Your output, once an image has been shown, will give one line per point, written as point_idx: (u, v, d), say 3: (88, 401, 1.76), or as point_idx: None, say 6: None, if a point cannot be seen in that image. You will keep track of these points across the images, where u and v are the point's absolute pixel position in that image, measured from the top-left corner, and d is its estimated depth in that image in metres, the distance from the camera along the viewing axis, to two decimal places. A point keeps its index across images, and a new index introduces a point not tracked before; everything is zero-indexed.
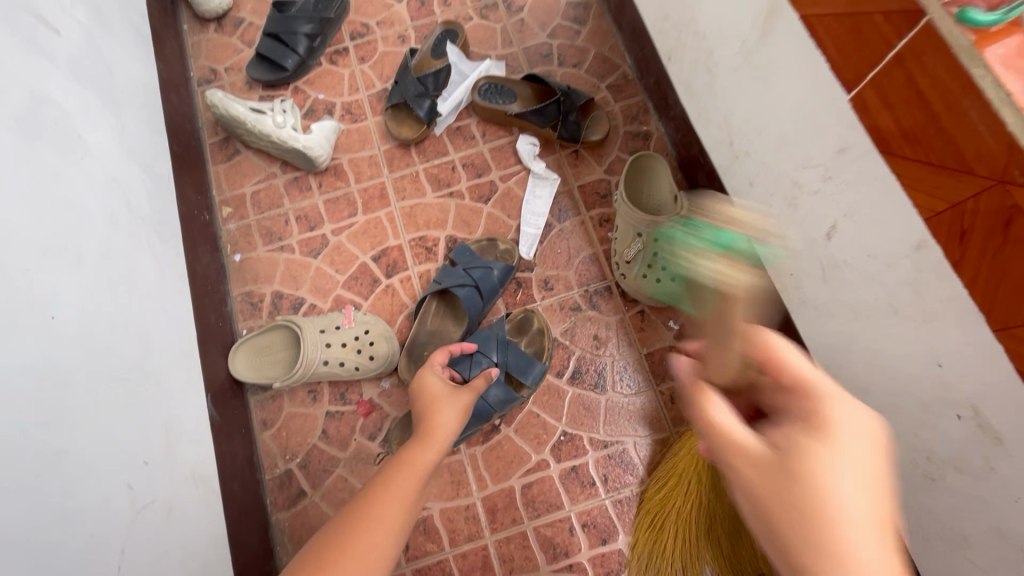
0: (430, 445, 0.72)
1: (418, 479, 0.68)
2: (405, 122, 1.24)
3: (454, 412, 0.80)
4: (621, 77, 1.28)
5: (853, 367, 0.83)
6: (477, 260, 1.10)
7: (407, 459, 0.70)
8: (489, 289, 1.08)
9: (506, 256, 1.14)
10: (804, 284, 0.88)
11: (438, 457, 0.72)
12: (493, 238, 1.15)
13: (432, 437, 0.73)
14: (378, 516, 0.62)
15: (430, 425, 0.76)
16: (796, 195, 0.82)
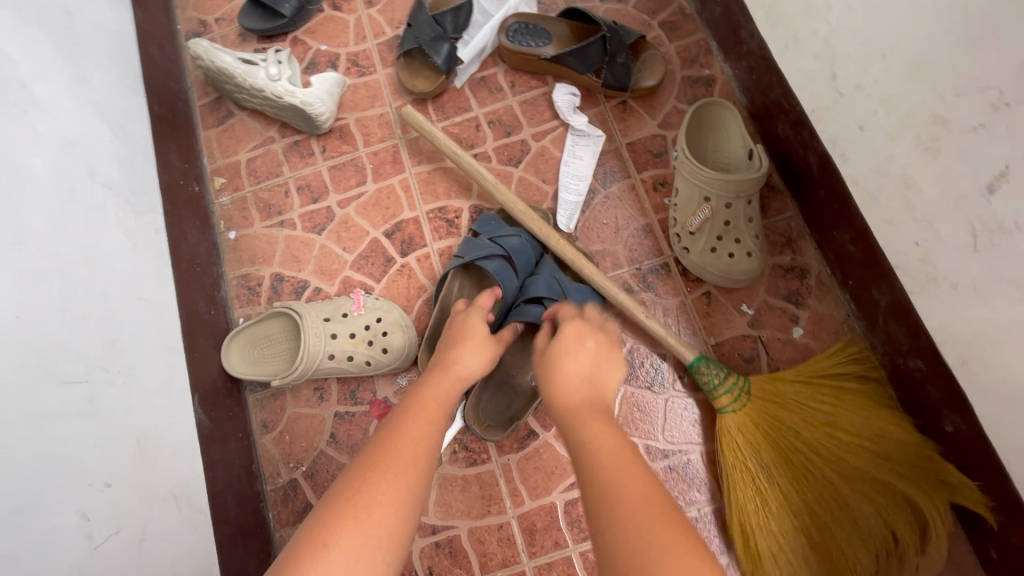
0: (453, 374, 0.67)
1: (439, 417, 0.61)
2: (419, 73, 1.05)
3: (479, 349, 0.72)
4: (678, 12, 1.06)
5: (1012, 365, 0.62)
6: (504, 229, 0.91)
7: (428, 394, 0.63)
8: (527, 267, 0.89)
9: (537, 225, 0.97)
10: (939, 256, 0.67)
11: (458, 385, 0.67)
12: (523, 205, 0.97)
13: (450, 370, 0.68)
14: (404, 454, 0.54)
15: (453, 361, 0.69)
16: (939, 137, 0.61)
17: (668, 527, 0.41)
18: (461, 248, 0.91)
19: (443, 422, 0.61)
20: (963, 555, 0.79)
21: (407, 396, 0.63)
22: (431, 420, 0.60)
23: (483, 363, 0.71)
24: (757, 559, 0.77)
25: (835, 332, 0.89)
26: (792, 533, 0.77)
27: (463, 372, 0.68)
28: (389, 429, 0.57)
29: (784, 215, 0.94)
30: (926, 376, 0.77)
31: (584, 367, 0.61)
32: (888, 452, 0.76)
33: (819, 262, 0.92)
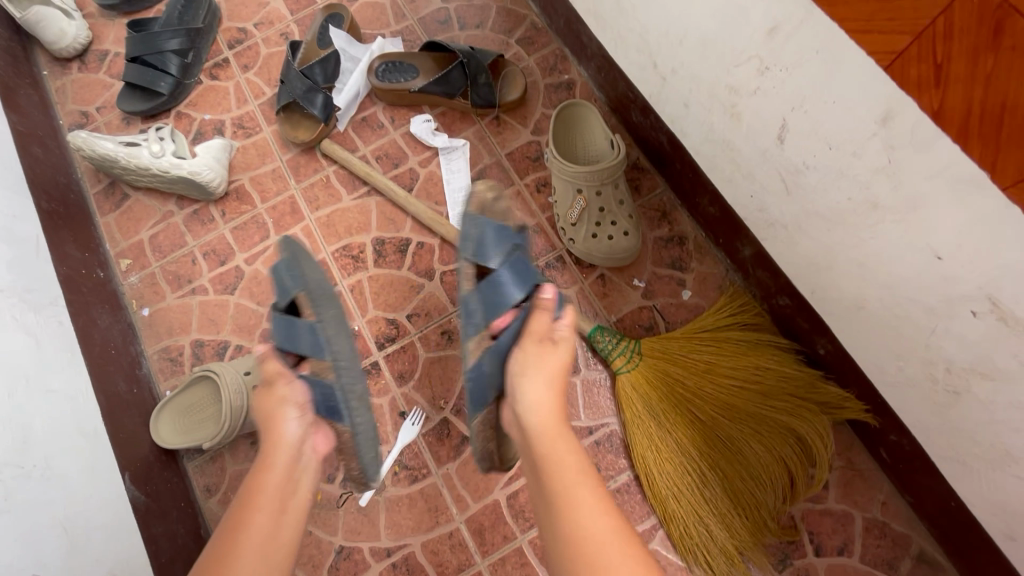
0: (280, 453, 0.69)
1: (273, 511, 0.65)
2: (300, 124, 1.11)
3: (291, 406, 0.72)
4: (531, 28, 1.16)
5: (840, 285, 0.71)
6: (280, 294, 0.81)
7: (253, 488, 0.66)
8: (290, 339, 0.77)
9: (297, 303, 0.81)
10: (768, 202, 0.76)
11: (287, 458, 0.69)
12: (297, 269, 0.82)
13: (272, 448, 0.69)
14: (232, 558, 0.60)
15: (274, 439, 0.70)
16: (735, 101, 0.70)
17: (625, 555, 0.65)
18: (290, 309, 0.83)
19: (283, 517, 0.65)
20: (862, 461, 0.88)
21: (237, 500, 0.65)
22: (262, 510, 0.64)
23: (300, 413, 0.72)
24: (663, 501, 0.85)
25: (719, 287, 0.98)
26: (688, 472, 0.85)
27: (285, 446, 0.70)
28: (223, 542, 0.62)
29: (655, 191, 1.03)
30: (793, 309, 0.86)
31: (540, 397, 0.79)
32: (765, 386, 0.86)
33: (694, 227, 1.01)
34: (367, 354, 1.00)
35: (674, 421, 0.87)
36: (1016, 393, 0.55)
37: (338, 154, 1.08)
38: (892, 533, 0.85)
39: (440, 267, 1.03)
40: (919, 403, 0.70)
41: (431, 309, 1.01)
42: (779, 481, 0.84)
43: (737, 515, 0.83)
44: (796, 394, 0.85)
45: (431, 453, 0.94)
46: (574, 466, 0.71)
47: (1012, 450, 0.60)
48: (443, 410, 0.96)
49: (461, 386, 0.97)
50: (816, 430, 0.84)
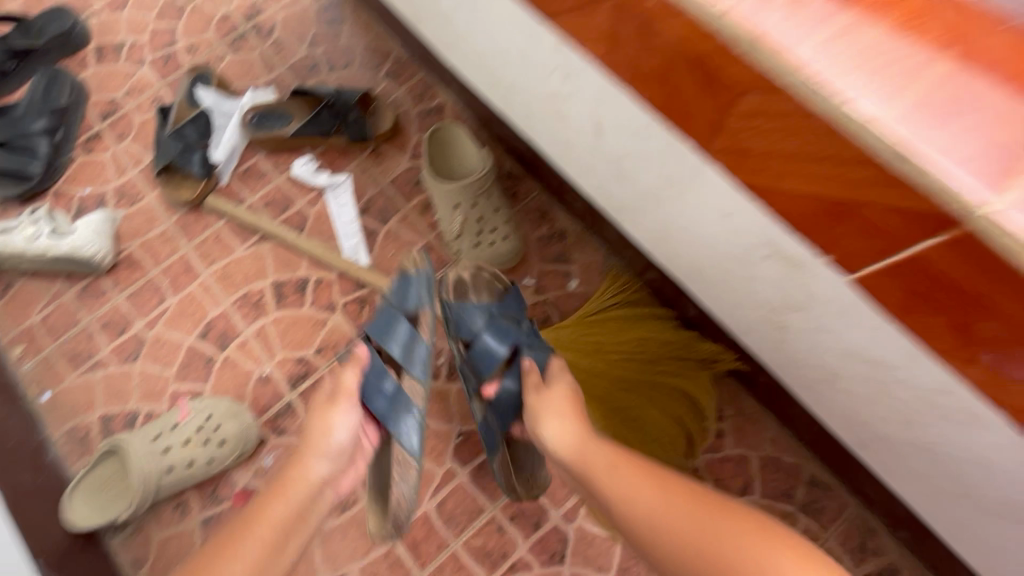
0: (299, 482, 0.83)
1: (291, 518, 0.81)
2: (182, 184, 1.12)
3: (345, 424, 0.87)
4: (397, 61, 1.23)
5: (682, 251, 0.79)
6: (382, 314, 0.94)
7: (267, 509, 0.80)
8: (388, 328, 0.90)
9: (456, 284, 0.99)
10: (611, 189, 0.84)
11: (310, 487, 0.84)
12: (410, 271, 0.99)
13: (298, 472, 0.84)
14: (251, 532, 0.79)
15: (302, 470, 0.85)
16: (558, 105, 0.78)
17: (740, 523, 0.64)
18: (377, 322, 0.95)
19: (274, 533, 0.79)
20: (750, 406, 0.96)
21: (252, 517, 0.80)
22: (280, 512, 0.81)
23: (350, 433, 0.87)
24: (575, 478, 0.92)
25: (602, 272, 1.06)
26: None
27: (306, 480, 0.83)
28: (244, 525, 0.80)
29: (532, 194, 1.11)
30: (662, 280, 0.96)
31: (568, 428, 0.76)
32: (649, 355, 0.94)
33: (571, 221, 1.09)
34: (280, 395, 1.01)
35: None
36: (816, 320, 0.63)
37: (223, 207, 1.10)
38: (785, 465, 0.93)
39: (341, 298, 1.07)
40: (766, 343, 0.78)
41: (338, 341, 1.04)
42: (676, 438, 0.92)
43: None
44: (677, 357, 0.93)
45: (356, 478, 0.96)
46: (616, 473, 0.71)
47: (833, 368, 0.68)
48: (363, 435, 0.99)
49: (377, 409, 1.00)
50: (699, 387, 0.93)
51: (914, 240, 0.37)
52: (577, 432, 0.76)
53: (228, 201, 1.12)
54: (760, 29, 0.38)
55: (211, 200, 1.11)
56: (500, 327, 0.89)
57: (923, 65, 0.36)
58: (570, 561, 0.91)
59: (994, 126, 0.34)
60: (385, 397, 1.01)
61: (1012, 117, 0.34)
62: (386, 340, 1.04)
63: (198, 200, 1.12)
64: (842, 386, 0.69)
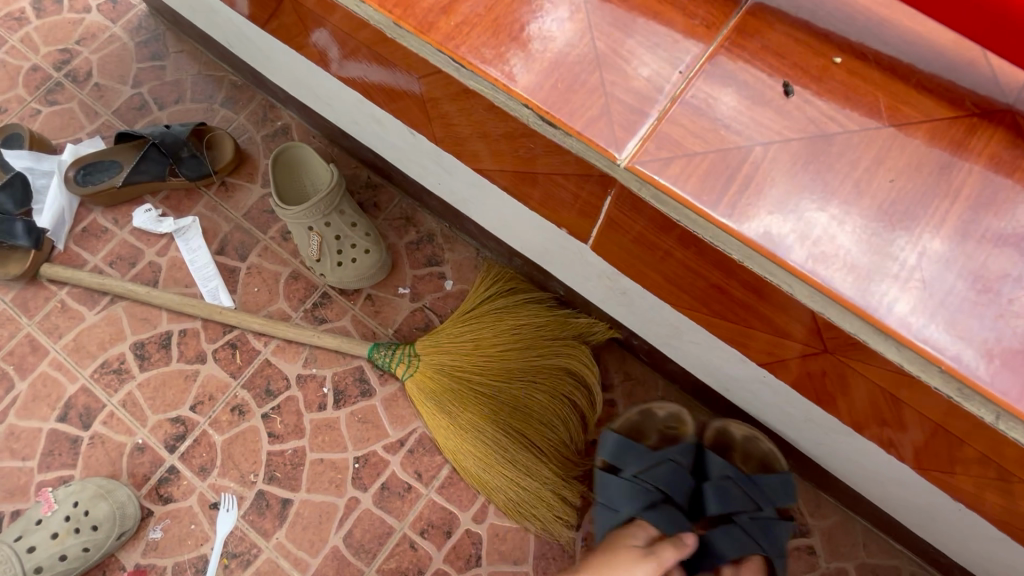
0: None
1: None
2: (9, 258, 1.02)
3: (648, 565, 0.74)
4: (232, 86, 1.16)
5: (525, 235, 0.78)
6: (639, 449, 0.86)
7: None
8: (621, 458, 0.85)
9: (671, 421, 0.91)
10: (448, 186, 0.82)
11: None
12: (646, 406, 0.91)
13: None
14: None
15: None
16: (370, 110, 0.75)
17: None
18: (615, 447, 0.86)
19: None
20: (636, 369, 0.98)
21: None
22: None
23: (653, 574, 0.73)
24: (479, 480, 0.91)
25: (476, 266, 1.04)
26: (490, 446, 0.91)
27: None
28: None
29: (394, 201, 1.08)
30: (528, 264, 0.96)
31: None
32: (529, 340, 0.94)
33: (438, 222, 1.07)
34: (160, 461, 0.95)
35: (463, 404, 0.92)
36: None
37: (61, 274, 1.01)
38: None
39: (210, 346, 1.01)
40: (621, 310, 0.78)
41: (214, 391, 0.98)
42: (570, 416, 0.93)
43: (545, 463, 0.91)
44: (557, 337, 0.94)
45: (256, 529, 0.92)
46: None
47: (673, 324, 0.70)
48: (256, 483, 0.94)
49: (268, 453, 0.95)
50: (582, 362, 0.94)
51: (600, 198, 0.51)
52: None
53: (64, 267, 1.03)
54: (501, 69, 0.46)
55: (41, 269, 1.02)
56: (763, 520, 0.84)
57: (618, 79, 0.45)
58: (486, 560, 0.91)
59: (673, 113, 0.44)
60: (274, 439, 0.96)
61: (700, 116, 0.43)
62: (265, 380, 0.99)
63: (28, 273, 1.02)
64: (687, 339, 0.71)
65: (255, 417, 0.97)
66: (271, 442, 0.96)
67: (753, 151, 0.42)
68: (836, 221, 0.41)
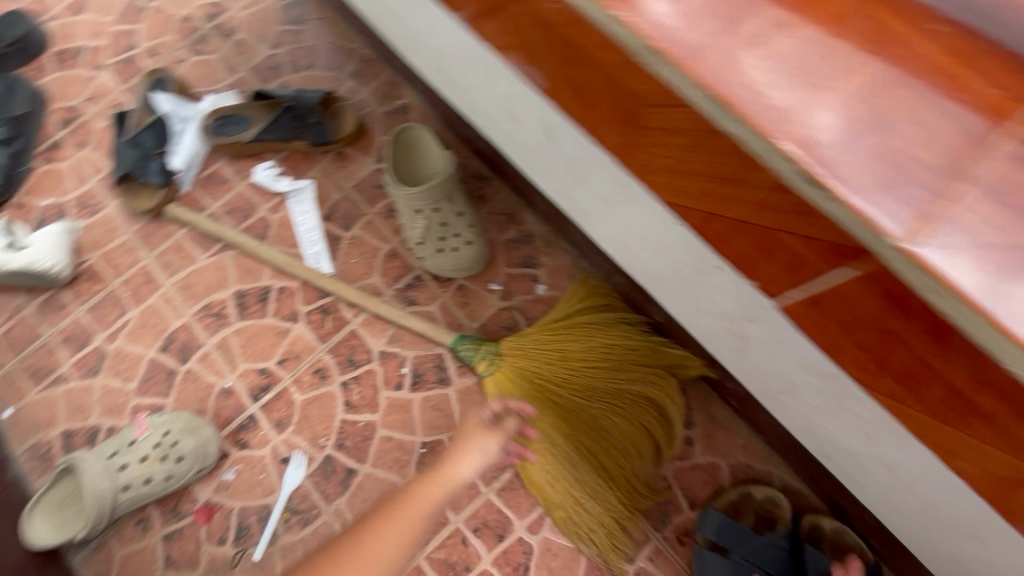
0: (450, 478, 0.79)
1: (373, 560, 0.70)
2: (140, 192, 1.10)
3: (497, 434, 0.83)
4: (361, 61, 1.20)
5: (642, 256, 0.76)
6: (740, 530, 0.85)
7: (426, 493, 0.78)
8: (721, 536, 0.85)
9: (768, 503, 0.89)
10: (570, 192, 0.81)
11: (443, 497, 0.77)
12: (744, 488, 0.89)
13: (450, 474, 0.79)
14: None
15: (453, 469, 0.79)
16: (510, 106, 0.75)
17: None
18: (712, 524, 0.86)
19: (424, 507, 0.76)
20: (720, 411, 0.94)
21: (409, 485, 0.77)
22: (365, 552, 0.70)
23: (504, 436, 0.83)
24: (542, 491, 0.90)
25: (570, 275, 1.03)
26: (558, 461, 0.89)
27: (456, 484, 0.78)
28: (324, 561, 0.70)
29: (499, 196, 1.08)
30: (630, 283, 0.93)
31: None
32: (616, 361, 0.91)
33: (540, 224, 1.06)
34: (243, 408, 1.00)
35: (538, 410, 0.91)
36: (770, 330, 0.61)
37: (184, 215, 1.08)
38: (755, 472, 0.92)
39: (304, 307, 1.04)
40: (730, 350, 0.75)
41: (301, 351, 1.02)
42: (646, 447, 0.90)
43: (613, 489, 0.88)
44: (647, 364, 0.91)
45: (318, 491, 0.94)
46: None
47: (792, 379, 0.66)
48: (325, 447, 0.97)
49: (340, 420, 0.98)
50: (668, 394, 0.90)
51: (822, 267, 0.40)
52: None
53: (187, 208, 1.09)
54: (651, 25, 0.36)
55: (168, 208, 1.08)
56: None
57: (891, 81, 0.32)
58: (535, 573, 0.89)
59: (933, 120, 0.31)
60: (349, 408, 0.98)
61: (910, 108, 0.31)
62: (349, 350, 1.01)
63: (155, 210, 1.10)
64: (802, 397, 0.67)
65: (334, 383, 1.00)
66: (345, 410, 0.98)
67: (920, 158, 0.30)
68: (989, 273, 0.28)
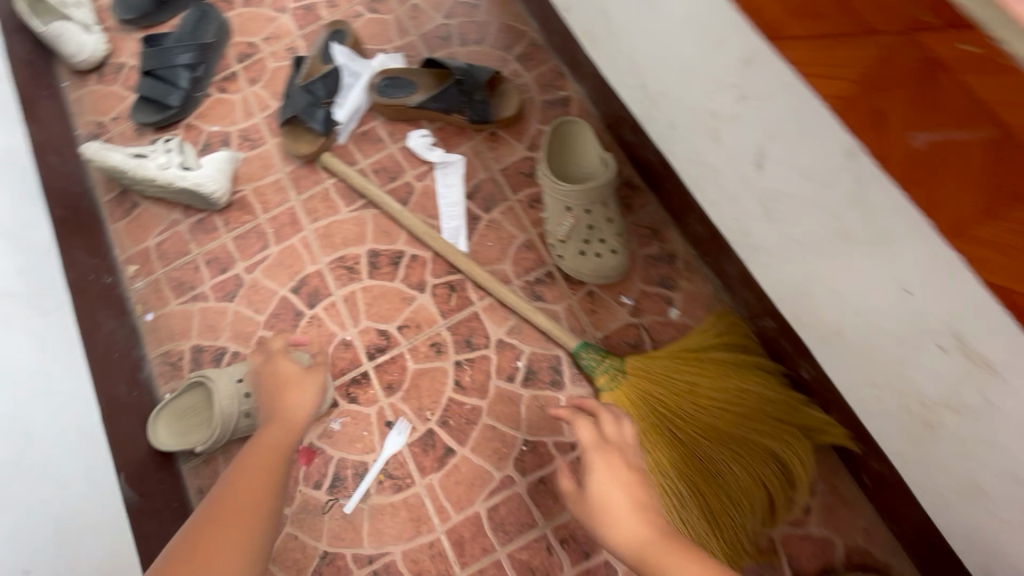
0: (292, 416, 0.81)
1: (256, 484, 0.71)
2: (303, 136, 1.14)
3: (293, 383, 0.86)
4: (529, 45, 1.18)
5: (821, 309, 0.70)
6: None
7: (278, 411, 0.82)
8: None
9: None
10: (751, 225, 0.76)
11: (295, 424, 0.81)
12: None
13: (294, 413, 0.82)
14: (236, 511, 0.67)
15: (293, 407, 0.83)
16: (716, 124, 0.71)
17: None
18: None
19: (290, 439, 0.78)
20: (847, 487, 0.87)
21: (271, 417, 0.82)
22: (262, 468, 0.73)
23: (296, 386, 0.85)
24: None
25: (708, 306, 0.98)
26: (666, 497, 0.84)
27: (294, 415, 0.81)
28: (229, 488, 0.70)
29: (647, 209, 1.04)
30: (779, 331, 0.86)
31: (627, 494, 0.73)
32: (749, 409, 0.85)
33: (685, 246, 1.01)
34: (358, 363, 1.02)
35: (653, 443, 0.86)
36: (983, 430, 0.55)
37: (337, 167, 1.10)
38: (874, 562, 0.84)
39: (432, 279, 1.05)
40: (899, 433, 0.68)
41: (421, 321, 1.03)
42: (763, 507, 0.84)
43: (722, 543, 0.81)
44: (780, 418, 0.85)
45: (415, 462, 0.95)
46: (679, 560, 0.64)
47: (983, 485, 0.59)
48: (429, 421, 0.97)
49: (448, 397, 0.98)
50: (800, 456, 0.83)
51: None
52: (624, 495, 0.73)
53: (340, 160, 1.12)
54: None
55: (325, 157, 1.12)
56: None
57: None
58: None
59: None
60: (458, 388, 0.98)
61: None
62: (468, 331, 1.01)
63: (312, 156, 1.13)
64: (989, 507, 0.60)
65: (448, 360, 1.00)
66: (454, 389, 0.99)
67: None
68: None
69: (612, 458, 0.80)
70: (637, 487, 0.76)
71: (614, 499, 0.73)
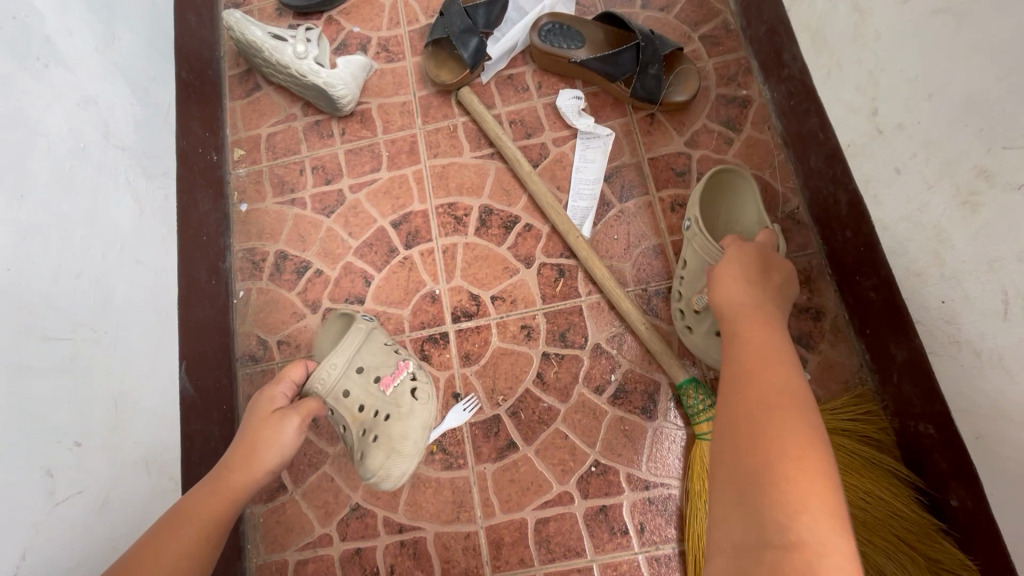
0: (238, 482, 0.63)
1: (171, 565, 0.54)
2: (445, 65, 1.03)
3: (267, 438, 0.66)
4: (721, 27, 1.01)
5: None
6: None
7: (239, 459, 0.65)
8: None
9: None
10: (965, 317, 0.62)
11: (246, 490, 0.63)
12: None
13: (234, 475, 0.63)
14: None
15: (237, 467, 0.64)
16: (981, 188, 0.57)
17: (790, 421, 0.48)
18: None
19: (235, 501, 0.63)
20: None
21: (222, 469, 0.65)
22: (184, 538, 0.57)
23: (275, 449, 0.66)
24: None
25: (844, 382, 0.84)
26: None
27: (245, 480, 0.63)
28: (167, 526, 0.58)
29: (806, 251, 0.89)
30: (936, 444, 0.72)
31: (741, 285, 0.68)
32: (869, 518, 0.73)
33: (838, 306, 0.87)
34: (440, 322, 0.94)
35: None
36: None
37: (474, 106, 1.00)
38: None
39: (541, 257, 0.95)
40: None
41: (518, 299, 0.93)
42: None
43: None
44: (905, 543, 0.72)
45: (472, 445, 0.88)
46: (768, 372, 0.54)
47: None
48: (498, 407, 0.89)
49: (525, 388, 0.89)
50: None
51: None
52: (740, 288, 0.68)
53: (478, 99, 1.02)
54: None
55: (464, 93, 1.01)
56: None
57: None
58: None
59: None
60: (538, 382, 0.89)
61: None
62: (566, 325, 0.91)
63: (450, 87, 1.03)
64: None
65: (536, 349, 0.91)
66: (534, 382, 0.89)
67: None
68: None
69: (741, 254, 0.72)
70: (765, 295, 0.67)
71: (741, 306, 0.65)
